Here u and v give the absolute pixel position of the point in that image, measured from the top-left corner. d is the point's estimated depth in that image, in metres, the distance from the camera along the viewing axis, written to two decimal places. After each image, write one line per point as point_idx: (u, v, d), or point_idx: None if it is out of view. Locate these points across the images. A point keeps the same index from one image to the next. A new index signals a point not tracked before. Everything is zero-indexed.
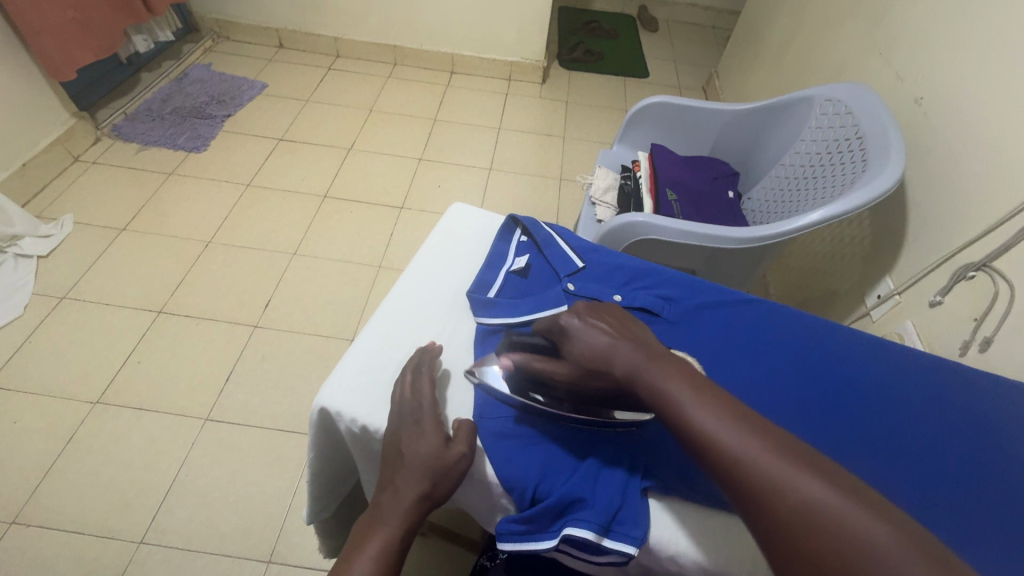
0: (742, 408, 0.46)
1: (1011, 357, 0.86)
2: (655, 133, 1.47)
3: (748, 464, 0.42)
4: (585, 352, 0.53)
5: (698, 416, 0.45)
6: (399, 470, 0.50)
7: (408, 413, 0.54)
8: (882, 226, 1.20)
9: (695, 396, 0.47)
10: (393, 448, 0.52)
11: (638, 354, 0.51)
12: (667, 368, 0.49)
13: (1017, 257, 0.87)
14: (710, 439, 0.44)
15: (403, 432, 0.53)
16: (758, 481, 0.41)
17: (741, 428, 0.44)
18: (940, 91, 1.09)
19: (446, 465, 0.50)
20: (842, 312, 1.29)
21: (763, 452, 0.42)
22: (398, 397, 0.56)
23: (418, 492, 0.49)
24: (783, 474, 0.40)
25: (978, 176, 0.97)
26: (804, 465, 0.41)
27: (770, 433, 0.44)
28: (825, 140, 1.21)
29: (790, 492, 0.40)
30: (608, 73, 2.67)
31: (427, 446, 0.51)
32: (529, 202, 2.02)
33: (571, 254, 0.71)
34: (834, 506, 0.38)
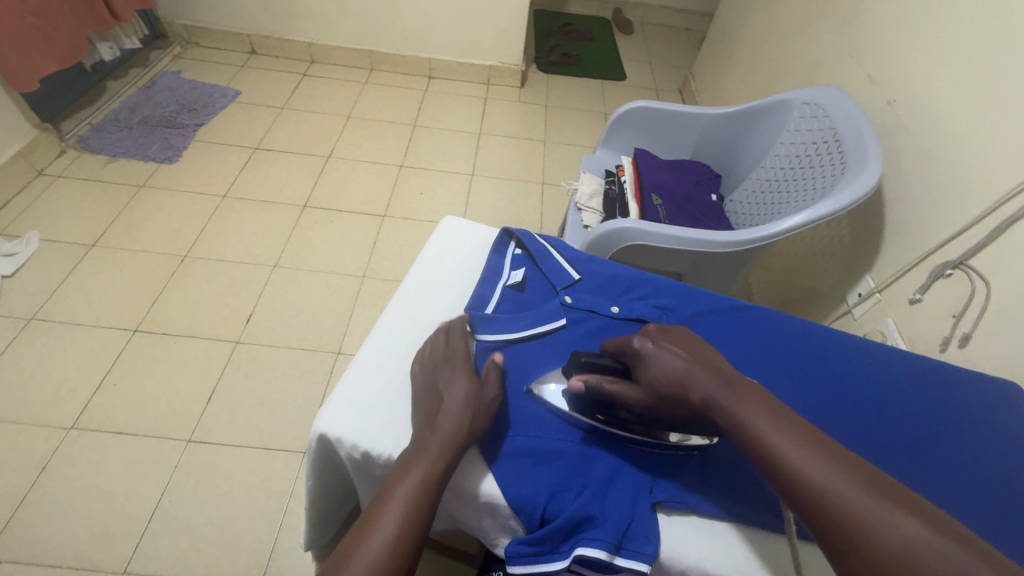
0: (823, 441, 0.48)
1: (990, 351, 0.89)
2: (637, 137, 1.48)
3: (831, 496, 0.44)
4: (662, 376, 0.55)
5: (782, 445, 0.47)
6: (438, 408, 0.54)
7: (443, 363, 0.58)
8: (861, 225, 1.23)
9: (776, 424, 0.49)
10: (430, 390, 0.55)
11: (717, 381, 0.53)
12: (747, 397, 0.51)
13: (992, 255, 0.90)
14: (792, 469, 0.46)
15: (439, 377, 0.57)
16: (843, 514, 0.42)
17: (824, 460, 0.46)
18: (911, 93, 1.13)
19: (483, 403, 0.55)
20: (824, 310, 1.33)
21: (849, 485, 0.44)
22: (429, 351, 0.60)
23: (460, 424, 0.52)
24: (872, 509, 0.42)
25: (951, 176, 1.00)
26: (891, 501, 0.43)
27: (854, 468, 0.45)
28: (804, 142, 1.23)
29: (879, 526, 0.41)
30: (586, 75, 2.69)
31: (465, 385, 0.55)
32: (513, 207, 2.01)
33: (567, 266, 0.71)
34: (925, 546, 0.39)
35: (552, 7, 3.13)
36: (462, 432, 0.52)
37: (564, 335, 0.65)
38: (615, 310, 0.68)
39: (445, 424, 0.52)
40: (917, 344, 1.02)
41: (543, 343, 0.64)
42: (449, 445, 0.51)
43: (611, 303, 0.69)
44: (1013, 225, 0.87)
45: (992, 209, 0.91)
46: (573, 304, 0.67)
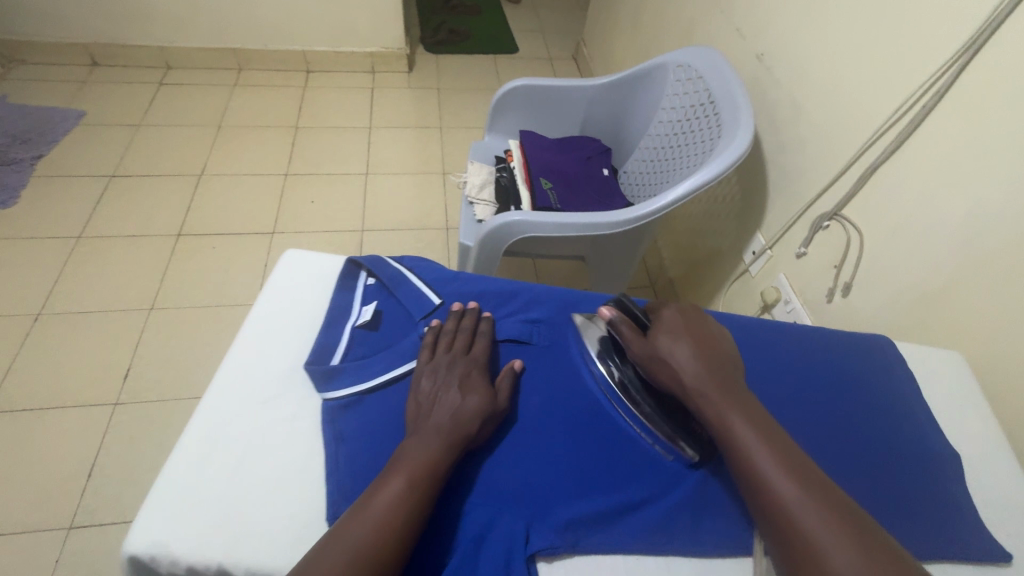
0: (804, 465, 0.50)
1: (868, 298, 0.91)
2: (522, 117, 1.41)
3: (792, 508, 0.47)
4: (668, 351, 0.58)
5: (757, 453, 0.50)
6: (446, 402, 0.52)
7: (462, 359, 0.56)
8: (748, 182, 1.24)
9: (759, 437, 0.52)
10: (432, 389, 0.53)
11: (714, 380, 0.56)
12: (738, 405, 0.54)
13: (861, 203, 0.92)
14: (763, 475, 0.49)
15: (443, 375, 0.54)
16: (798, 525, 0.46)
17: (798, 481, 0.48)
18: (777, 47, 1.12)
19: (492, 410, 0.54)
20: (725, 270, 1.34)
21: (814, 508, 0.47)
22: (440, 345, 0.58)
23: (462, 428, 0.51)
24: (828, 534, 0.45)
25: (818, 127, 1.01)
26: (850, 531, 0.45)
27: (827, 494, 0.48)
28: (683, 106, 1.21)
29: (830, 548, 0.44)
30: (477, 52, 2.57)
31: (474, 389, 0.53)
32: (415, 204, 1.90)
33: (426, 291, 0.63)
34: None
35: None
36: (461, 435, 0.50)
37: None
38: None
39: (449, 424, 0.50)
40: (807, 297, 1.04)
41: (401, 386, 0.56)
42: (452, 447, 0.49)
43: None
44: (876, 172, 0.89)
45: (856, 158, 0.92)
46: None
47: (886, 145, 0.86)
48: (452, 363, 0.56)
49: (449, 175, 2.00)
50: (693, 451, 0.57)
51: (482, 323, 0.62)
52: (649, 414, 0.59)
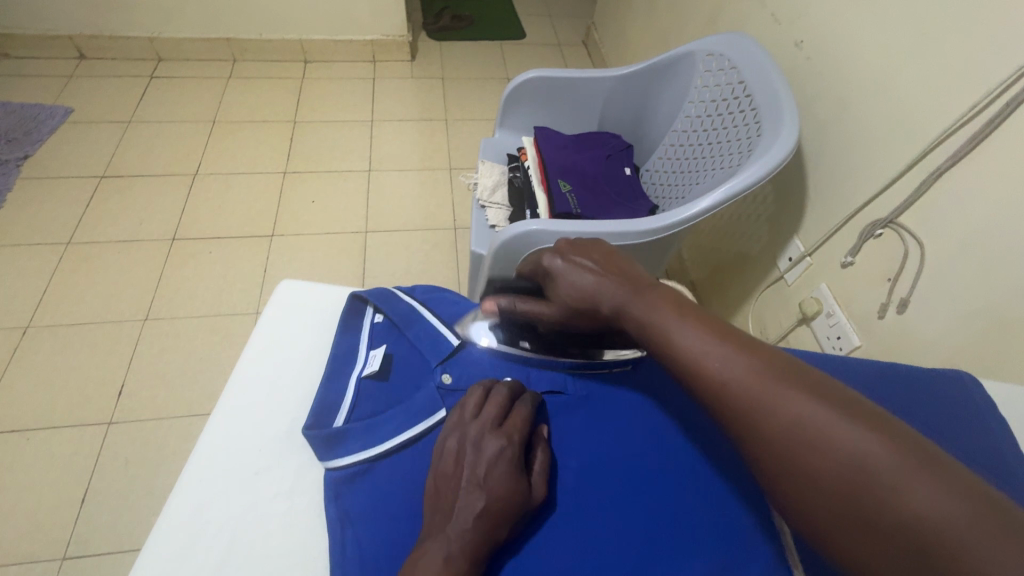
0: (729, 329, 0.43)
1: (929, 316, 0.82)
2: (536, 113, 1.31)
3: (731, 389, 0.40)
4: (574, 289, 0.53)
5: (680, 338, 0.43)
6: (468, 495, 0.42)
7: (491, 437, 0.45)
8: (783, 182, 1.14)
9: (680, 318, 0.44)
10: (448, 483, 0.43)
11: (624, 289, 0.50)
12: (652, 296, 0.47)
13: (921, 210, 0.82)
14: (692, 361, 0.42)
15: (461, 463, 0.44)
16: (740, 408, 0.39)
17: (729, 348, 0.41)
18: (819, 33, 1.02)
19: (526, 506, 0.43)
20: (756, 275, 1.24)
21: (746, 377, 0.39)
22: (468, 419, 0.46)
23: (485, 538, 0.40)
24: (770, 392, 0.38)
25: (870, 124, 0.91)
26: (792, 381, 0.39)
27: (759, 349, 0.41)
28: (714, 99, 1.11)
29: (775, 409, 0.38)
30: (482, 38, 2.44)
31: (499, 480, 0.42)
32: (420, 202, 1.81)
33: (444, 331, 0.54)
34: (825, 429, 0.36)
35: None
36: (480, 546, 0.40)
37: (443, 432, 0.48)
38: None
39: (471, 532, 0.40)
40: (853, 310, 0.95)
41: (416, 452, 0.47)
42: (473, 560, 0.39)
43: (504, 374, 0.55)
44: (941, 176, 0.79)
45: (917, 160, 0.82)
46: (453, 386, 0.51)
47: (954, 147, 0.76)
48: (479, 442, 0.45)
49: (456, 171, 1.90)
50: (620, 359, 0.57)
51: (518, 387, 0.50)
52: (581, 355, 0.57)
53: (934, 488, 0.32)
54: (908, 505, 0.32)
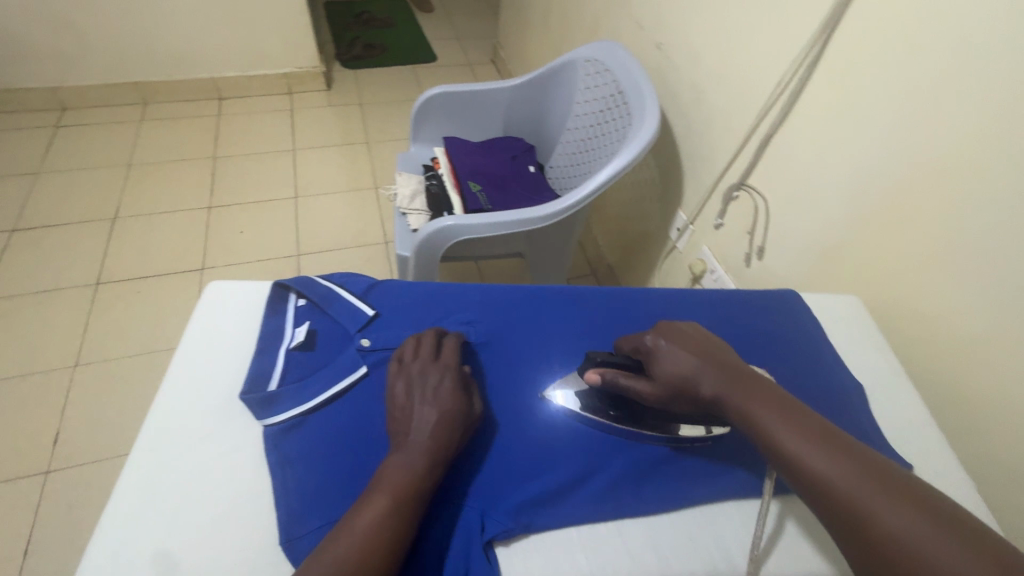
0: (839, 439, 0.48)
1: (779, 256, 0.98)
2: (444, 125, 1.43)
3: (837, 488, 0.45)
4: (674, 375, 0.56)
5: (785, 440, 0.49)
6: (421, 414, 0.52)
7: (433, 369, 0.56)
8: (665, 164, 1.31)
9: (783, 421, 0.50)
10: (402, 409, 0.54)
11: (725, 381, 0.54)
12: (756, 395, 0.53)
13: (761, 171, 1.00)
14: (798, 461, 0.48)
15: (411, 392, 0.55)
16: (845, 503, 0.44)
17: (834, 456, 0.46)
18: (673, 35, 1.20)
19: (469, 418, 0.55)
20: (657, 248, 1.40)
21: (849, 476, 0.45)
22: (410, 360, 0.57)
23: (438, 441, 0.51)
24: (873, 499, 0.43)
25: (717, 107, 1.09)
26: (901, 494, 0.43)
27: (865, 458, 0.46)
28: (595, 98, 1.27)
29: (879, 516, 0.43)
30: (395, 63, 2.56)
31: (444, 400, 0.53)
32: (350, 222, 1.88)
33: (360, 305, 0.64)
34: (925, 539, 0.41)
35: None
36: (433, 445, 0.51)
37: (366, 383, 0.58)
38: None
39: (429, 437, 0.51)
40: (728, 264, 1.12)
41: (344, 402, 0.56)
42: (434, 457, 0.50)
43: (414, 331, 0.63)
44: (770, 140, 0.97)
45: (752, 131, 1.00)
46: (372, 347, 0.61)
47: (774, 116, 0.94)
48: (423, 374, 0.56)
49: (381, 188, 1.98)
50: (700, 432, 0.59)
51: (447, 334, 0.61)
52: (670, 432, 0.59)
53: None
54: None
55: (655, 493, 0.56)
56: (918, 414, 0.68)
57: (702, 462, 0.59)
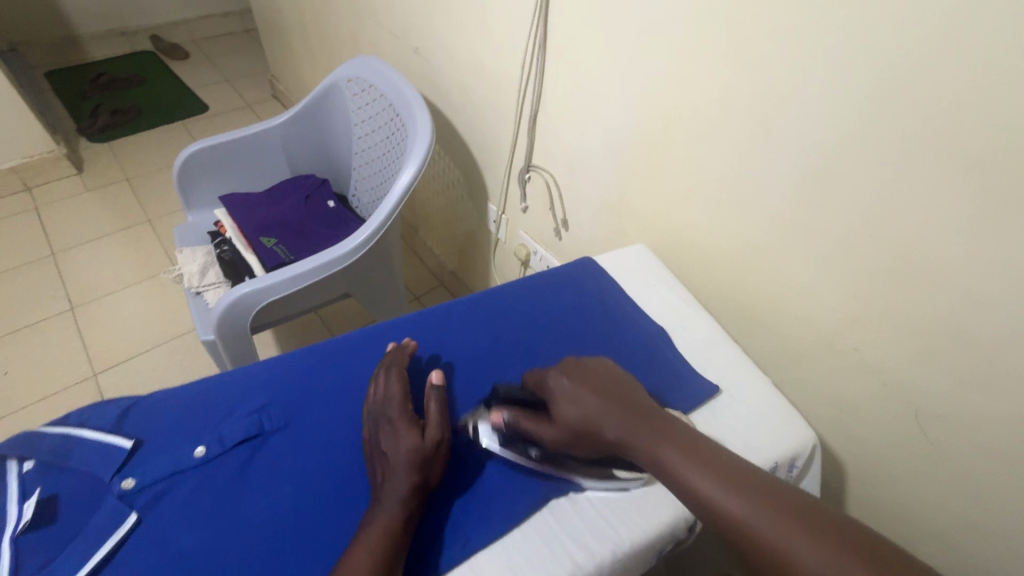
0: (760, 480, 0.47)
1: (581, 225, 1.03)
2: (217, 182, 1.27)
3: (746, 525, 0.44)
4: (576, 418, 0.55)
5: (695, 480, 0.48)
6: (387, 455, 0.53)
7: (378, 413, 0.56)
8: (463, 163, 1.30)
9: (691, 462, 0.49)
10: (374, 450, 0.54)
11: (625, 418, 0.54)
12: (660, 436, 0.52)
13: (540, 150, 1.04)
14: (709, 502, 0.47)
15: (378, 435, 0.55)
16: (763, 539, 0.43)
17: (725, 480, 0.47)
18: (425, 39, 1.19)
19: (426, 445, 0.53)
20: (484, 244, 1.40)
21: (761, 515, 0.44)
22: (370, 404, 0.58)
23: (413, 480, 0.51)
24: (795, 540, 0.42)
25: (485, 99, 1.11)
26: (826, 533, 0.42)
27: (770, 487, 0.47)
28: (368, 116, 1.21)
29: (754, 522, 0.44)
30: (158, 124, 2.25)
31: (404, 441, 0.53)
32: (154, 315, 1.62)
33: (110, 439, 0.52)
34: (845, 572, 0.40)
35: (65, 58, 2.47)
36: (402, 488, 0.50)
37: (140, 535, 0.48)
38: (201, 452, 0.53)
39: (394, 476, 0.51)
40: (545, 242, 1.15)
41: (110, 572, 0.46)
42: (401, 502, 0.50)
43: (191, 445, 0.54)
44: (537, 121, 1.01)
45: (520, 114, 1.03)
46: (137, 486, 0.50)
47: (532, 97, 0.98)
48: (378, 416, 0.56)
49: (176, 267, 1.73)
50: (632, 474, 0.56)
51: (398, 355, 0.62)
52: (593, 476, 0.56)
53: None
54: None
55: (500, 513, 0.53)
56: (715, 334, 0.75)
57: (536, 464, 0.58)
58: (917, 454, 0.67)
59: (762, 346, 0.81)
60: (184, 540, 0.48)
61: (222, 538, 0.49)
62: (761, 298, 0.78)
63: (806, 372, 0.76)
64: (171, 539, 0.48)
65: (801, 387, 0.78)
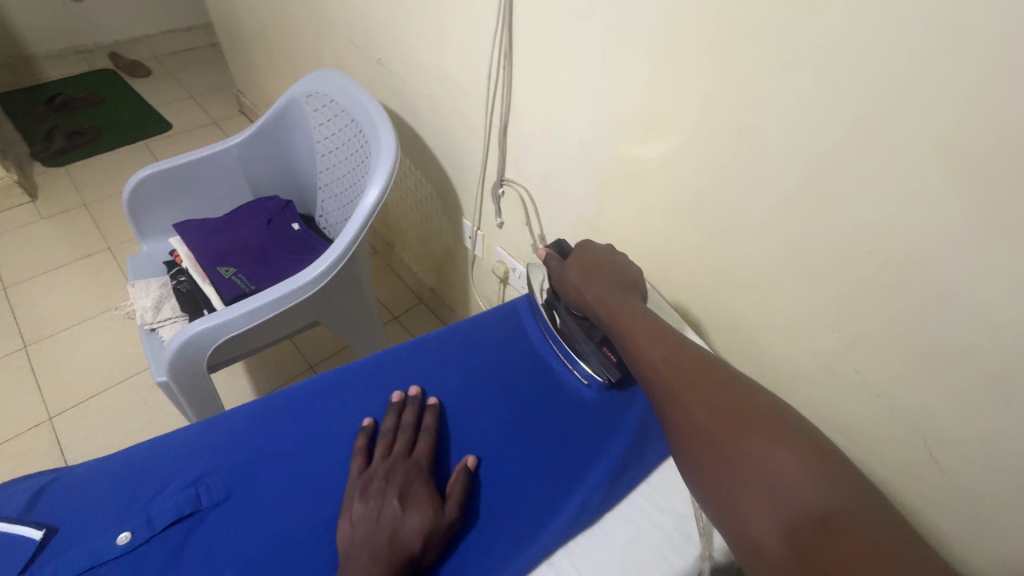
0: (688, 352, 0.56)
1: (559, 241, 0.97)
2: (171, 208, 1.19)
3: (657, 372, 0.55)
4: (569, 280, 0.66)
5: (635, 340, 0.58)
6: (391, 518, 0.48)
7: (401, 466, 0.52)
8: (434, 177, 1.24)
9: (641, 334, 0.58)
10: (371, 508, 0.49)
11: (609, 292, 0.63)
12: (627, 312, 0.61)
13: (513, 163, 0.98)
14: (638, 353, 0.57)
15: (383, 493, 0.50)
16: (663, 380, 0.54)
17: (657, 344, 0.57)
18: (388, 49, 1.13)
19: (440, 523, 0.48)
20: (461, 260, 1.34)
21: (670, 367, 0.54)
22: (379, 457, 0.53)
23: (409, 558, 0.46)
24: (689, 390, 0.52)
25: (454, 112, 1.05)
26: (717, 390, 0.51)
27: (691, 355, 0.55)
28: (331, 133, 1.14)
29: (659, 364, 0.55)
30: (117, 144, 2.15)
31: (418, 514, 0.48)
32: (114, 350, 1.52)
33: (17, 531, 0.45)
34: (713, 414, 0.49)
35: (18, 80, 2.36)
36: (393, 561, 0.45)
37: None
38: (124, 538, 0.46)
39: (391, 547, 0.46)
40: (523, 259, 1.09)
41: None
42: (388, 565, 0.45)
43: (112, 530, 0.46)
44: (508, 134, 0.95)
45: (489, 126, 0.97)
46: None
47: (501, 109, 0.92)
48: (389, 473, 0.52)
49: (125, 302, 1.63)
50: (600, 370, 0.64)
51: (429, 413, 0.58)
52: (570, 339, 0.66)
53: (821, 493, 0.42)
54: (796, 489, 0.43)
55: None
56: None
57: (517, 521, 0.52)
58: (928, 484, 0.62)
59: (757, 367, 0.76)
60: None
61: None
62: (752, 316, 0.73)
63: (804, 395, 0.71)
64: None
65: (799, 409, 0.73)
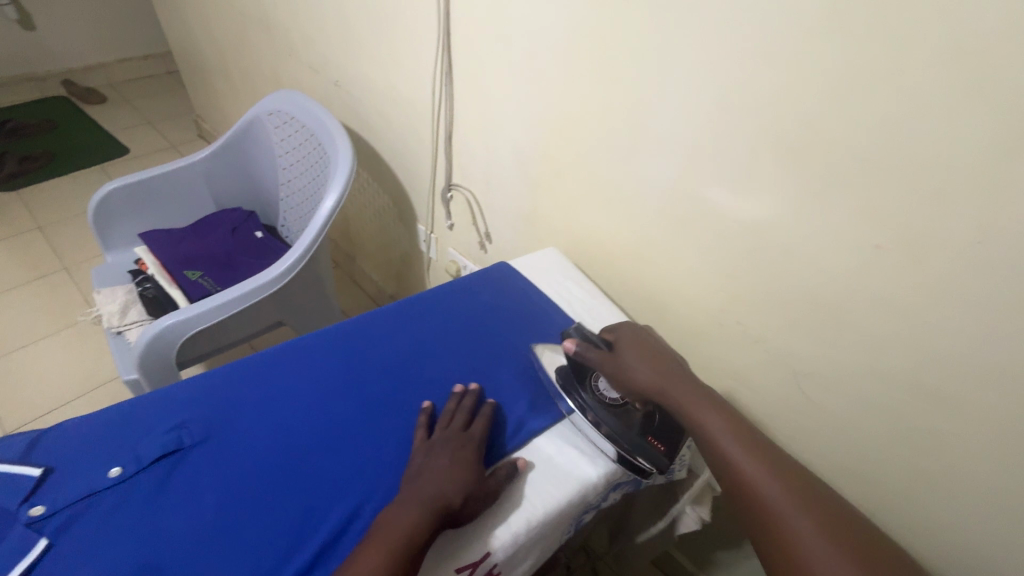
0: (777, 455, 0.58)
1: (502, 236, 1.09)
2: (135, 220, 1.25)
3: (742, 469, 0.57)
4: (629, 367, 0.65)
5: (721, 438, 0.59)
6: (444, 474, 0.56)
7: (456, 436, 0.60)
8: (390, 187, 1.35)
9: (726, 430, 0.59)
10: (427, 465, 0.57)
11: (675, 383, 0.64)
12: (702, 403, 0.62)
13: (458, 169, 1.10)
14: (723, 449, 0.58)
15: (439, 454, 0.58)
16: (749, 476, 0.56)
17: (744, 442, 0.58)
18: (343, 72, 1.24)
19: (483, 485, 0.57)
20: (417, 264, 1.44)
21: (764, 469, 0.56)
22: (438, 429, 0.61)
23: (451, 506, 0.54)
24: (780, 495, 0.54)
25: (405, 126, 1.17)
26: (805, 498, 0.54)
27: (782, 461, 0.58)
28: (291, 147, 1.24)
29: (749, 466, 0.56)
30: (72, 169, 2.16)
31: (470, 476, 0.56)
32: (72, 364, 1.54)
33: (17, 470, 0.52)
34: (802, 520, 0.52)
35: None
36: (440, 506, 0.53)
37: (51, 558, 0.48)
38: (115, 472, 0.54)
39: (440, 494, 0.54)
40: (472, 256, 1.21)
41: None
42: (431, 513, 0.52)
43: (104, 467, 0.54)
44: (453, 144, 1.07)
45: (437, 137, 1.09)
46: (47, 512, 0.50)
47: (446, 121, 1.05)
48: (445, 442, 0.59)
49: (89, 309, 1.67)
50: (646, 461, 0.63)
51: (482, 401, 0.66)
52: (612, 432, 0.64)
53: None
54: None
55: None
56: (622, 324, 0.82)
57: None
58: (800, 415, 0.76)
59: (668, 333, 0.89)
60: (101, 558, 0.48)
61: (141, 552, 0.49)
62: (661, 288, 0.86)
63: (706, 352, 0.84)
64: (86, 560, 0.48)
65: (703, 365, 0.86)
